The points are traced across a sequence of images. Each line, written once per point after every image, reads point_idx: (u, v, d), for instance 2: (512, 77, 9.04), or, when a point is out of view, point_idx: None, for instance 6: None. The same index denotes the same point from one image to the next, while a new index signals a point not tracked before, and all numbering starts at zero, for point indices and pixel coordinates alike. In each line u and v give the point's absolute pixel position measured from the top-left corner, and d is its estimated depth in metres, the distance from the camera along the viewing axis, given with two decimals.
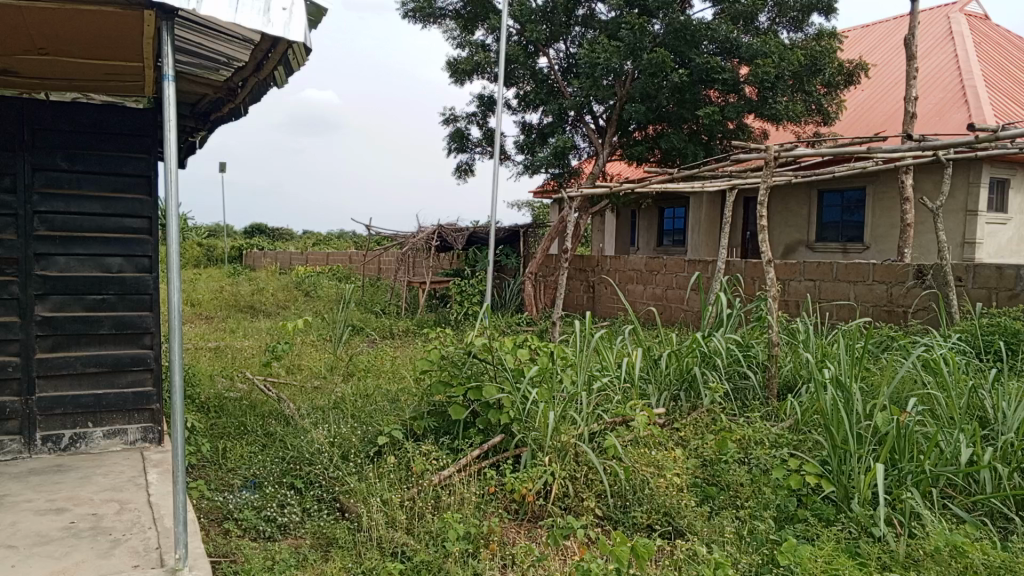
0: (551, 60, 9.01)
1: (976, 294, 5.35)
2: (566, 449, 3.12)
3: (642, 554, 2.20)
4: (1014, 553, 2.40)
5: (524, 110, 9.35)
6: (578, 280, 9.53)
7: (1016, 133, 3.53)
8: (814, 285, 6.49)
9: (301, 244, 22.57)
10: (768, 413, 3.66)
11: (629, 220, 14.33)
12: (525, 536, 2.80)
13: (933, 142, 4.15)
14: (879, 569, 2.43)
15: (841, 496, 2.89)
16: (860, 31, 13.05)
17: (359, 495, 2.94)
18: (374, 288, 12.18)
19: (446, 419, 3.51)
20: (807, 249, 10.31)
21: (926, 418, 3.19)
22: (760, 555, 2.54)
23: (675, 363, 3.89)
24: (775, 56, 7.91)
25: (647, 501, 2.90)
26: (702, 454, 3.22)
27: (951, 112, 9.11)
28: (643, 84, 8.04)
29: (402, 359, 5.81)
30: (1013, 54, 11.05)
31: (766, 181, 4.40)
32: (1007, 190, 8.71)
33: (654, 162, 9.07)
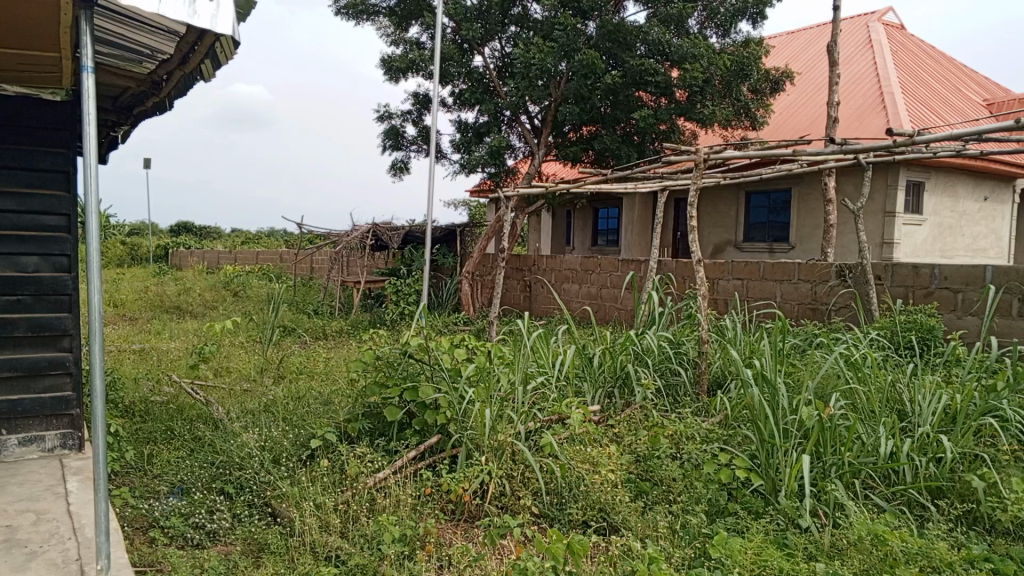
0: (486, 59, 9.00)
1: (893, 292, 5.58)
2: (502, 448, 3.13)
3: (578, 551, 2.22)
4: (931, 540, 2.52)
5: (460, 109, 9.32)
6: (514, 279, 9.55)
7: (930, 138, 3.69)
8: (742, 284, 6.66)
9: (231, 243, 21.99)
10: (699, 409, 3.75)
11: (564, 220, 14.46)
12: (461, 536, 2.79)
13: (854, 146, 4.31)
14: (805, 558, 2.51)
15: (769, 489, 2.97)
16: (786, 37, 13.48)
17: (292, 500, 2.89)
18: (306, 288, 11.95)
19: (381, 421, 3.47)
20: (735, 249, 10.59)
21: (849, 412, 3.30)
22: (692, 549, 2.59)
23: (608, 361, 3.94)
24: (704, 59, 8.07)
25: (583, 497, 2.93)
26: (636, 450, 3.27)
27: (870, 118, 9.48)
28: (577, 85, 8.12)
29: (336, 360, 5.71)
30: (927, 62, 11.59)
31: (696, 183, 4.48)
32: (922, 193, 9.12)
33: (588, 163, 9.17)
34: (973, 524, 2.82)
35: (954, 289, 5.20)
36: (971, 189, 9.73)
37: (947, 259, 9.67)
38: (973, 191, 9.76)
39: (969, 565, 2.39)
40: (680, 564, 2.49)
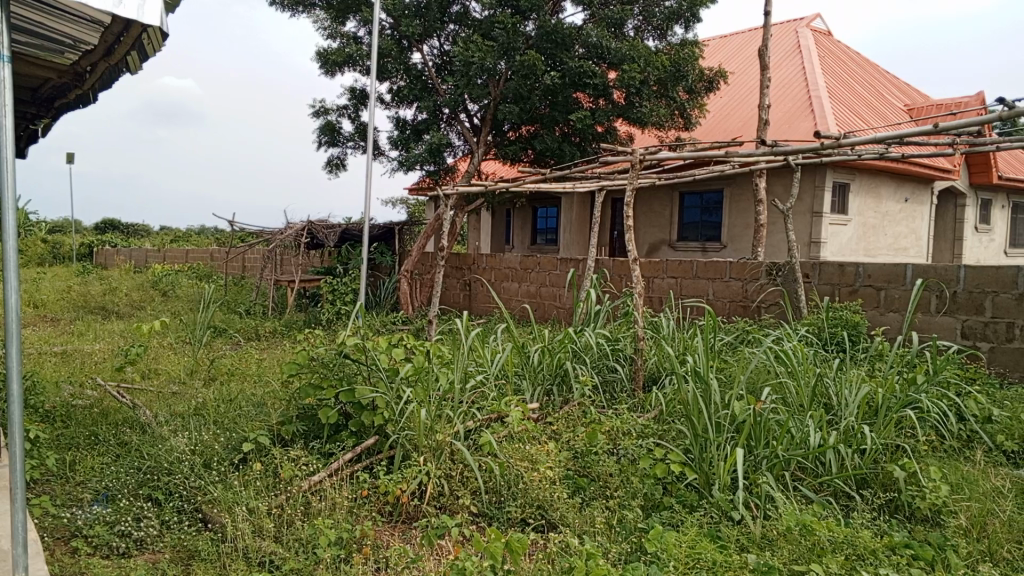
0: (424, 56, 8.94)
1: (821, 289, 5.77)
2: (441, 448, 3.12)
3: (516, 549, 2.24)
4: (857, 529, 2.62)
5: (398, 106, 9.23)
6: (454, 278, 9.51)
7: (856, 141, 3.81)
8: (676, 282, 6.78)
9: (158, 241, 21.28)
10: (634, 405, 3.80)
11: (504, 219, 14.48)
12: (399, 538, 2.76)
13: (784, 148, 4.42)
14: (738, 550, 2.57)
15: (702, 483, 3.04)
16: (719, 41, 13.79)
17: (223, 505, 2.81)
18: (239, 287, 11.66)
19: (315, 423, 3.41)
20: (670, 248, 10.78)
21: (779, 406, 3.40)
22: (629, 544, 2.63)
23: (547, 358, 3.96)
24: (642, 61, 8.18)
25: (522, 495, 2.93)
26: (574, 447, 3.29)
27: (799, 121, 9.78)
28: (516, 85, 8.14)
29: (269, 361, 5.58)
30: (853, 69, 12.01)
31: (632, 184, 4.51)
32: (847, 194, 9.46)
33: (528, 162, 9.21)
34: (894, 512, 2.93)
35: (877, 287, 5.41)
36: (893, 190, 10.13)
37: (870, 258, 10.04)
38: (894, 192, 10.16)
39: (891, 552, 2.50)
40: (617, 559, 2.52)
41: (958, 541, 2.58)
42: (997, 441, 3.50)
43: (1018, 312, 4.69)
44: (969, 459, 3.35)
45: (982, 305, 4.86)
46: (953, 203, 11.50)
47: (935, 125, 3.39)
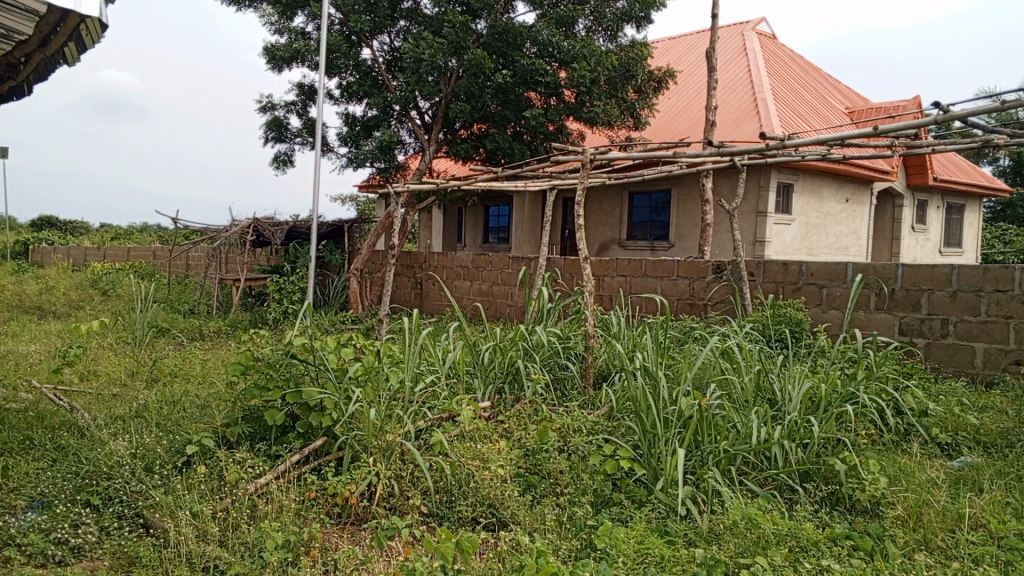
0: (374, 52, 8.85)
1: (765, 287, 5.89)
2: (391, 448, 3.09)
3: (466, 549, 2.24)
4: (799, 522, 2.68)
5: (347, 102, 9.13)
6: (404, 276, 9.44)
7: (799, 143, 3.90)
8: (626, 281, 6.85)
9: (97, 239, 20.62)
10: (585, 402, 3.83)
11: (455, 217, 14.44)
12: (348, 539, 2.73)
13: (731, 149, 4.50)
14: (685, 544, 2.61)
15: (651, 478, 3.08)
16: (667, 42, 13.97)
17: (166, 509, 2.74)
18: (182, 286, 11.37)
19: (262, 424, 3.35)
20: (619, 246, 10.89)
21: (725, 401, 3.47)
22: (579, 541, 2.65)
23: (499, 357, 3.96)
24: (592, 60, 8.25)
25: (473, 494, 2.93)
26: (525, 445, 3.29)
27: (745, 123, 9.97)
28: (467, 82, 8.13)
29: (214, 361, 5.47)
30: (796, 72, 12.29)
31: (583, 183, 4.53)
32: (791, 194, 9.68)
33: (479, 160, 9.20)
34: (836, 504, 3.01)
35: (819, 285, 5.55)
36: (835, 191, 10.42)
37: (812, 257, 10.31)
38: (836, 193, 10.45)
39: (832, 543, 2.57)
40: (566, 556, 2.53)
41: (896, 531, 2.66)
42: (933, 434, 3.62)
43: (952, 309, 4.87)
44: (905, 451, 3.47)
45: (918, 302, 5.03)
46: (891, 204, 11.88)
47: (875, 128, 3.49)
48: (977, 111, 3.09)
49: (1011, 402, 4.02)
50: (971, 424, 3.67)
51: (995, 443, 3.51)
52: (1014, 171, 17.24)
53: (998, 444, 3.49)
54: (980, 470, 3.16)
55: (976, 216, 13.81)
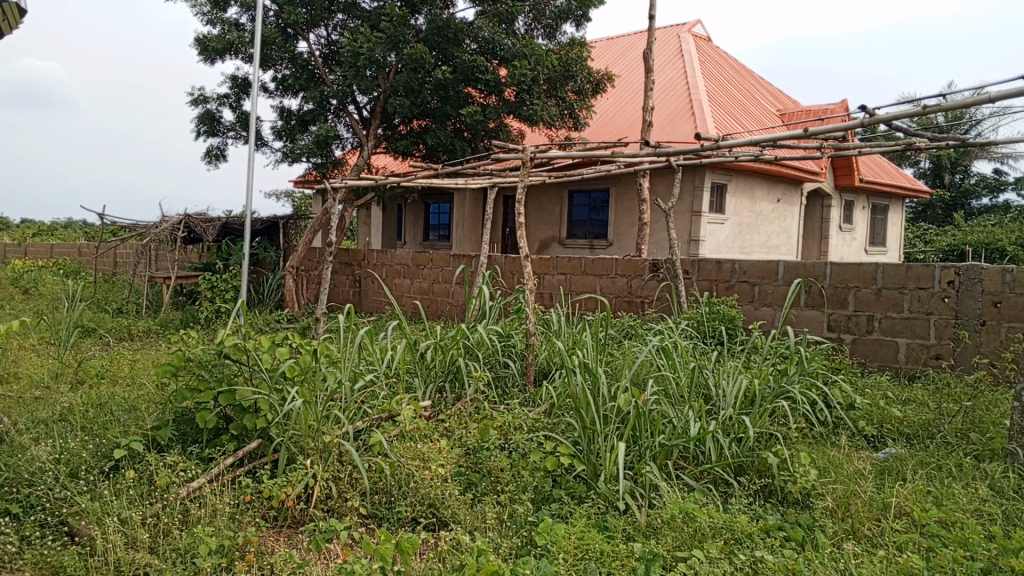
0: (310, 45, 8.69)
1: (700, 285, 6.01)
2: (328, 449, 3.04)
3: (406, 549, 2.22)
4: (734, 515, 2.75)
5: (282, 96, 8.94)
6: (343, 274, 9.31)
7: (732, 144, 3.98)
8: (565, 278, 6.89)
9: (17, 235, 19.72)
10: (525, 400, 3.85)
11: (395, 214, 14.30)
12: (284, 543, 2.68)
13: (668, 149, 4.57)
14: (624, 539, 2.65)
15: (590, 474, 3.11)
16: (606, 43, 14.12)
17: (92, 516, 2.64)
18: (109, 284, 10.97)
19: (194, 426, 3.27)
20: (559, 245, 10.97)
21: (662, 397, 3.53)
22: (520, 538, 2.66)
23: (439, 355, 3.93)
24: (532, 59, 8.30)
25: (413, 494, 2.90)
26: (465, 444, 3.27)
27: (681, 123, 10.16)
28: (406, 78, 8.06)
29: (144, 362, 5.29)
30: (730, 74, 12.58)
31: (523, 181, 4.53)
32: (725, 194, 9.91)
33: (418, 157, 9.13)
34: (768, 496, 3.09)
35: (752, 283, 5.70)
36: (767, 191, 10.71)
37: (745, 255, 10.58)
38: (768, 193, 10.74)
39: (766, 535, 2.64)
40: (507, 553, 2.54)
41: (825, 522, 2.76)
42: (860, 426, 3.76)
43: (876, 306, 5.06)
44: (833, 444, 3.59)
45: (845, 299, 5.21)
46: (820, 205, 12.31)
47: (804, 130, 3.59)
48: (901, 115, 3.20)
49: (931, 394, 4.20)
50: (895, 416, 3.82)
51: (917, 434, 3.67)
52: (932, 172, 18.03)
53: (920, 435, 3.65)
54: (903, 460, 3.29)
55: (899, 216, 14.39)
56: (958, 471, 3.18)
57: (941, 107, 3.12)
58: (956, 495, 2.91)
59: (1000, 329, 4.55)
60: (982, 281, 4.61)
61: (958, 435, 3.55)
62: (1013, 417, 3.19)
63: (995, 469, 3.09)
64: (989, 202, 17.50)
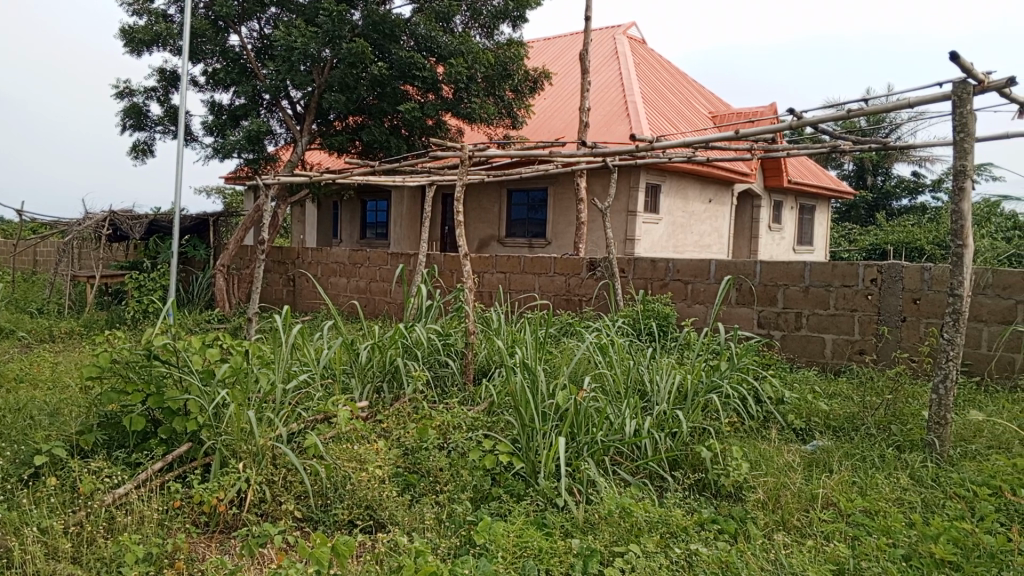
0: (242, 38, 8.48)
1: (636, 283, 6.10)
2: (262, 452, 2.97)
3: (342, 553, 2.20)
4: (669, 509, 2.80)
5: (212, 90, 8.71)
6: (276, 272, 9.11)
7: (667, 144, 4.04)
8: (505, 277, 6.90)
9: None
10: (465, 399, 3.83)
11: (331, 212, 14.07)
12: (216, 549, 2.61)
13: (604, 150, 4.61)
14: (562, 536, 2.67)
15: (529, 471, 3.12)
16: (543, 42, 14.19)
17: (10, 527, 2.53)
18: (28, 284, 10.48)
19: (120, 430, 3.15)
20: (499, 243, 10.99)
21: (599, 394, 3.57)
22: (458, 537, 2.66)
23: (377, 355, 3.88)
24: (469, 56, 8.29)
25: (349, 497, 2.86)
26: (403, 444, 3.25)
27: (617, 125, 10.28)
28: (342, 74, 7.94)
29: (65, 365, 5.06)
30: (664, 76, 12.80)
31: (462, 179, 4.46)
32: (659, 194, 10.08)
33: (354, 154, 9.02)
34: (703, 490, 3.16)
35: (685, 281, 5.82)
36: (700, 191, 10.95)
37: (679, 254, 10.79)
38: (701, 193, 10.98)
39: (700, 528, 2.71)
40: (446, 553, 2.52)
41: (757, 514, 2.83)
42: (789, 420, 3.89)
43: (804, 303, 5.23)
44: (763, 437, 3.70)
45: (774, 297, 5.37)
46: (750, 205, 12.64)
47: (735, 132, 3.67)
48: (826, 118, 3.32)
49: (856, 388, 4.36)
50: (822, 410, 3.96)
51: (842, 426, 3.81)
52: (856, 173, 18.69)
53: (845, 428, 3.79)
54: (830, 453, 3.42)
55: (825, 216, 14.88)
56: (881, 461, 3.30)
57: (865, 111, 3.23)
58: (879, 484, 3.03)
59: (918, 325, 4.75)
60: (903, 279, 4.80)
61: (881, 426, 3.69)
62: (931, 409, 3.32)
63: (914, 459, 3.23)
64: (909, 203, 18.23)
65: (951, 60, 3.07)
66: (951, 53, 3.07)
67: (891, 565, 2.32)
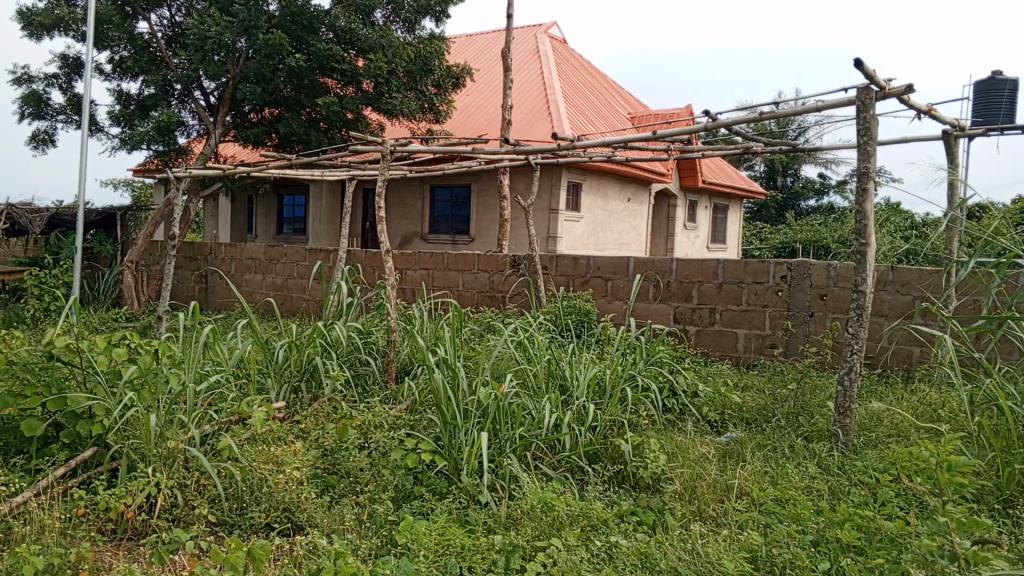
0: (151, 25, 8.14)
1: (558, 280, 6.17)
2: (173, 456, 2.86)
3: (259, 556, 2.14)
4: (589, 502, 2.85)
5: (119, 78, 8.33)
6: (188, 269, 8.79)
7: (588, 142, 4.09)
8: (427, 274, 6.86)
9: None
10: (386, 397, 3.79)
11: (246, 206, 13.66)
12: (123, 558, 2.50)
13: (526, 147, 4.62)
14: (484, 532, 2.68)
15: (452, 469, 3.11)
16: (465, 39, 14.16)
17: None
18: None
19: (19, 436, 2.98)
20: (421, 240, 10.91)
21: (521, 390, 3.59)
22: (380, 537, 2.63)
23: (294, 355, 3.80)
24: (389, 51, 8.20)
25: (266, 499, 2.78)
26: (323, 445, 3.19)
27: (539, 123, 10.35)
28: (258, 64, 7.72)
29: None
30: (584, 76, 12.98)
31: (383, 174, 4.39)
32: (580, 192, 10.20)
33: (271, 146, 8.79)
34: (622, 482, 3.23)
35: (605, 278, 5.91)
36: (619, 190, 11.14)
37: (599, 251, 10.96)
38: (620, 191, 11.18)
39: (620, 520, 2.76)
40: (366, 554, 2.49)
41: (674, 505, 2.91)
42: (703, 412, 4.02)
43: (718, 299, 5.39)
44: (679, 429, 3.80)
45: (690, 293, 5.52)
46: (667, 204, 12.94)
47: (653, 132, 3.73)
48: (740, 120, 3.42)
49: (766, 380, 4.53)
50: (735, 402, 4.10)
51: (754, 418, 3.95)
52: (767, 174, 19.44)
53: (756, 419, 3.93)
54: (742, 444, 3.54)
55: (737, 216, 15.40)
56: (790, 451, 3.44)
57: (775, 114, 3.35)
58: (788, 473, 3.15)
59: (825, 319, 4.96)
60: (810, 276, 5.01)
61: (790, 418, 3.84)
62: (837, 400, 3.48)
63: (821, 448, 3.37)
64: (816, 203, 19.06)
65: (855, 66, 3.21)
66: (855, 61, 3.22)
67: (800, 551, 2.42)
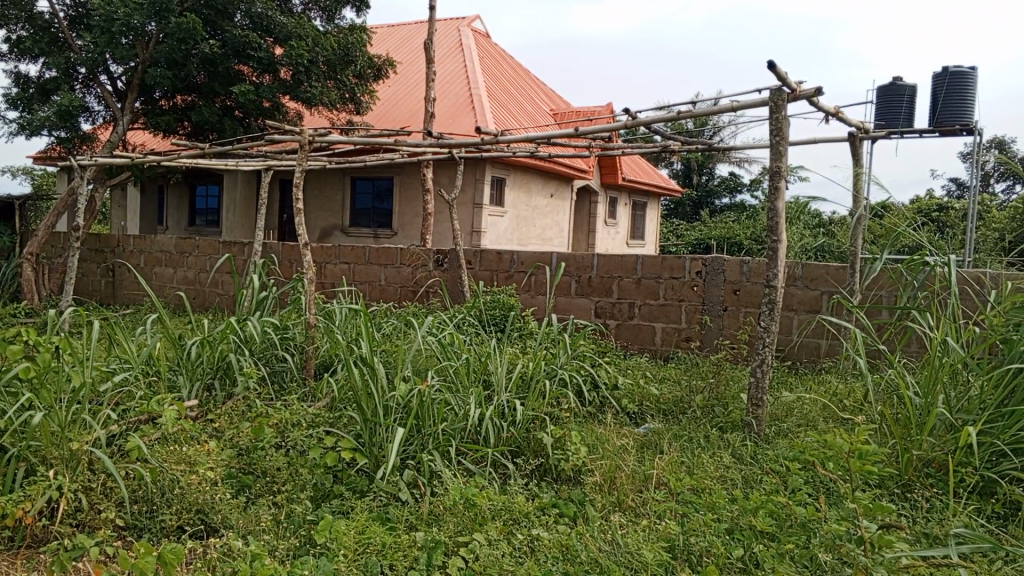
0: (53, 4, 7.70)
1: (481, 275, 6.17)
2: (76, 458, 2.72)
3: (169, 561, 2.06)
4: (511, 495, 2.87)
5: (17, 59, 7.86)
6: (93, 261, 8.38)
7: (511, 138, 4.08)
8: (348, 268, 6.75)
9: None
10: (305, 394, 3.72)
11: (156, 195, 13.12)
12: (22, 566, 2.38)
13: (449, 140, 4.58)
14: (406, 529, 2.67)
15: (372, 467, 3.07)
16: (387, 30, 13.97)
17: None
18: None
19: None
20: (342, 233, 10.71)
21: (444, 385, 3.57)
22: (298, 538, 2.57)
23: (207, 350, 3.67)
24: (310, 40, 8.09)
25: (177, 501, 2.68)
26: (237, 444, 3.10)
27: (461, 118, 10.31)
28: (169, 49, 7.42)
29: None
30: (507, 71, 12.99)
31: (301, 165, 4.26)
32: (503, 187, 10.21)
33: (183, 135, 8.47)
34: (544, 475, 3.27)
35: (528, 272, 5.94)
36: (542, 186, 11.22)
37: (522, 247, 11.02)
38: (543, 187, 11.26)
39: (541, 512, 2.79)
40: (284, 555, 2.44)
41: (594, 496, 2.96)
42: (623, 404, 4.11)
43: (637, 294, 5.50)
44: (600, 421, 3.87)
45: (610, 288, 5.61)
46: (588, 200, 13.11)
47: (575, 129, 3.75)
48: (658, 119, 3.48)
49: (682, 372, 4.66)
50: (652, 394, 4.20)
51: (671, 409, 4.06)
52: (683, 173, 19.91)
53: (673, 411, 4.04)
54: (660, 435, 3.62)
55: (655, 213, 15.75)
56: (705, 441, 3.55)
57: (694, 113, 3.42)
58: (704, 463, 3.25)
59: (738, 313, 5.13)
60: (724, 271, 5.17)
61: (705, 409, 3.96)
62: (750, 391, 3.60)
63: (735, 438, 3.49)
64: (729, 202, 19.67)
65: (768, 68, 3.32)
66: (768, 64, 3.32)
67: (715, 539, 2.49)
